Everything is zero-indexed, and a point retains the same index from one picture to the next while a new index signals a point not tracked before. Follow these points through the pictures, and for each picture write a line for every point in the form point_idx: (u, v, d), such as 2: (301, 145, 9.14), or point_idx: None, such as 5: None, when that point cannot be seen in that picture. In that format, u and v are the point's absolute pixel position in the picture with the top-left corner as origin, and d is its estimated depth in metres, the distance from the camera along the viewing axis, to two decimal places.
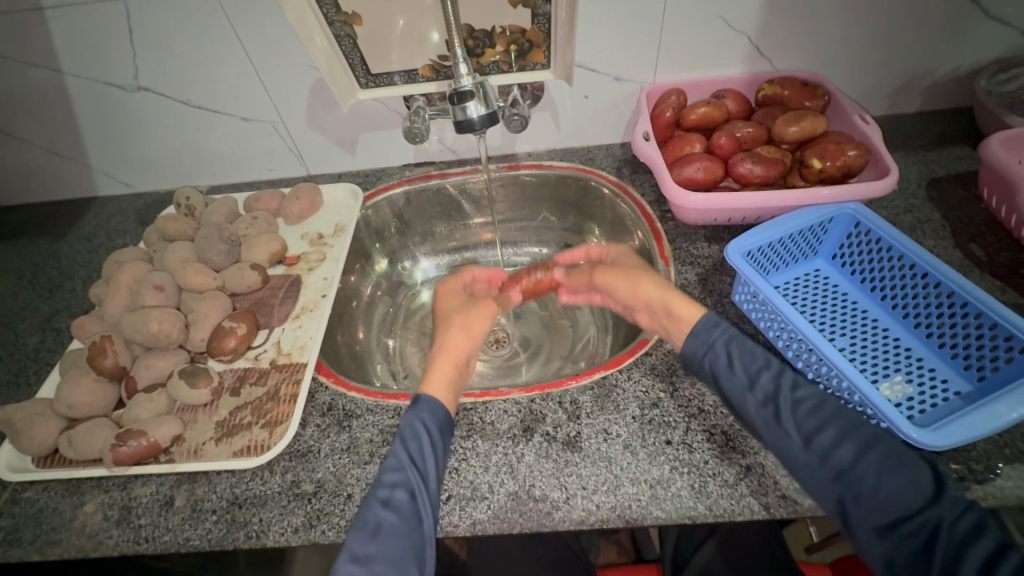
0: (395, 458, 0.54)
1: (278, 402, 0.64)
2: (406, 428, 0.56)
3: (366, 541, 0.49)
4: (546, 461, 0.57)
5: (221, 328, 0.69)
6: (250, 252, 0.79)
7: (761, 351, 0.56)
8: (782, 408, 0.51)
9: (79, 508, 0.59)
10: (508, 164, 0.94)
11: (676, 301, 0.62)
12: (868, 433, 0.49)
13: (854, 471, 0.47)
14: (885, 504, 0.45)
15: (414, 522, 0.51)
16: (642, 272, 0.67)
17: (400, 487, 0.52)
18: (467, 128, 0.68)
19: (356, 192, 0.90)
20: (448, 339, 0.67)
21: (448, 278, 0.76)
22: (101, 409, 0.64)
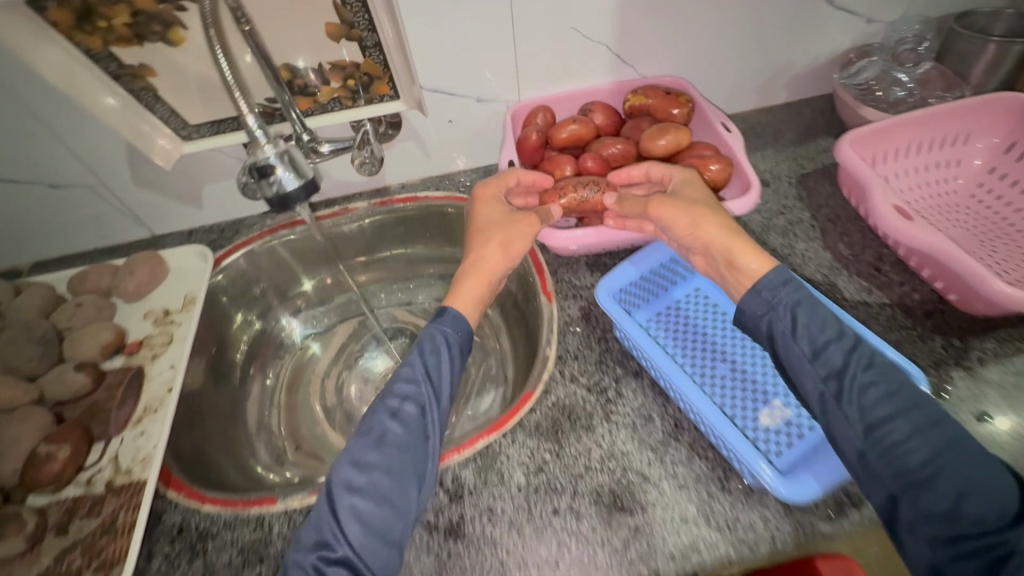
0: (412, 370, 0.57)
1: (113, 536, 0.55)
2: (427, 341, 0.59)
3: (371, 447, 0.52)
4: (427, 558, 0.52)
5: (36, 455, 0.58)
6: (76, 348, 0.68)
7: (834, 323, 0.52)
8: (844, 388, 0.48)
9: None
10: (380, 200, 0.86)
11: (740, 251, 0.56)
12: (948, 433, 0.45)
13: (923, 471, 0.44)
14: (955, 516, 0.42)
15: (416, 439, 0.54)
16: (706, 207, 0.59)
17: (410, 402, 0.55)
18: (286, 203, 0.56)
19: (205, 253, 0.79)
20: (486, 247, 0.65)
21: (487, 181, 0.69)
22: None
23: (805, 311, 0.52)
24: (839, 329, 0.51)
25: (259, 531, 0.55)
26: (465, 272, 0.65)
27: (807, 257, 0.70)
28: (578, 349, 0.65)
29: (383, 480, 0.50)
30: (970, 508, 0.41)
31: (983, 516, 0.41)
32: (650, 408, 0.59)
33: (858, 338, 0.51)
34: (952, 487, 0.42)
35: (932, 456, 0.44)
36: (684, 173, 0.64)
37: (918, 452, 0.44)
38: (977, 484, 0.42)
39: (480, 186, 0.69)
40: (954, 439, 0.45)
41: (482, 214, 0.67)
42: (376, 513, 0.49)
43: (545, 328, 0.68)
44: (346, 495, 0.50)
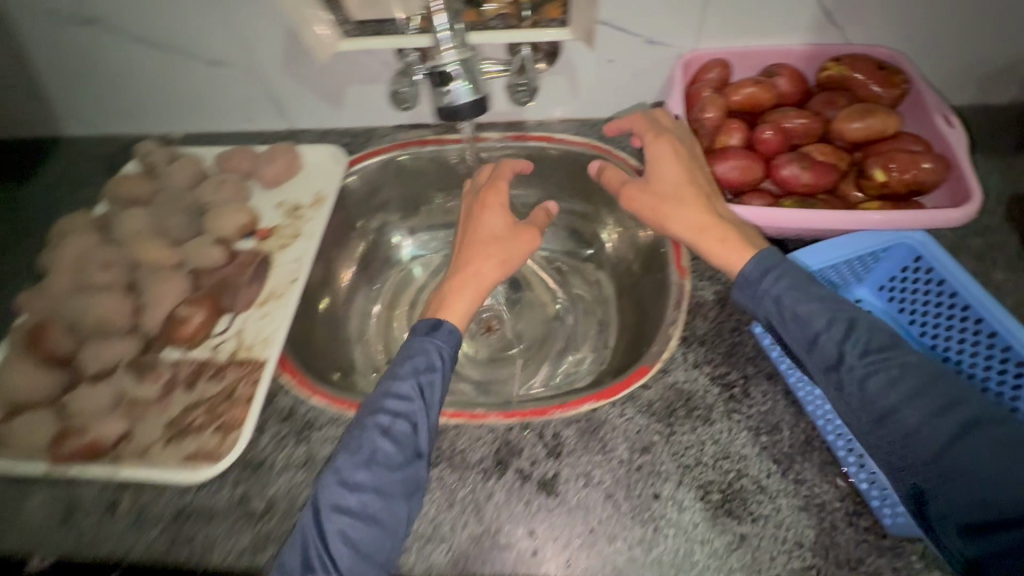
0: (404, 386, 0.52)
1: (233, 403, 0.59)
2: (419, 356, 0.55)
3: (358, 467, 0.48)
4: (516, 503, 0.51)
5: (175, 315, 0.62)
6: (215, 222, 0.70)
7: (823, 308, 0.49)
8: (845, 381, 0.47)
9: (22, 503, 0.55)
10: (515, 134, 0.82)
11: (709, 248, 0.56)
12: (965, 417, 0.43)
13: (942, 461, 0.43)
14: (985, 504, 0.40)
15: (410, 458, 0.50)
16: (673, 199, 0.58)
17: (401, 418, 0.51)
18: (452, 115, 0.60)
19: (338, 155, 0.80)
20: (483, 262, 0.61)
21: (495, 185, 0.66)
22: (45, 397, 0.58)
23: (792, 300, 0.50)
24: (830, 313, 0.49)
25: None
26: (456, 286, 0.60)
27: (1003, 292, 0.59)
28: (707, 335, 0.60)
29: (373, 503, 0.47)
30: (999, 497, 0.40)
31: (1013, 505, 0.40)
32: (779, 417, 0.54)
33: (855, 312, 0.49)
34: (976, 477, 0.41)
35: (949, 446, 0.43)
36: (656, 138, 0.60)
37: (935, 443, 0.43)
38: (1000, 474, 0.41)
39: (489, 189, 0.66)
40: (970, 423, 0.43)
41: (485, 223, 0.64)
42: (366, 539, 0.46)
43: (672, 304, 0.62)
44: (332, 519, 0.47)
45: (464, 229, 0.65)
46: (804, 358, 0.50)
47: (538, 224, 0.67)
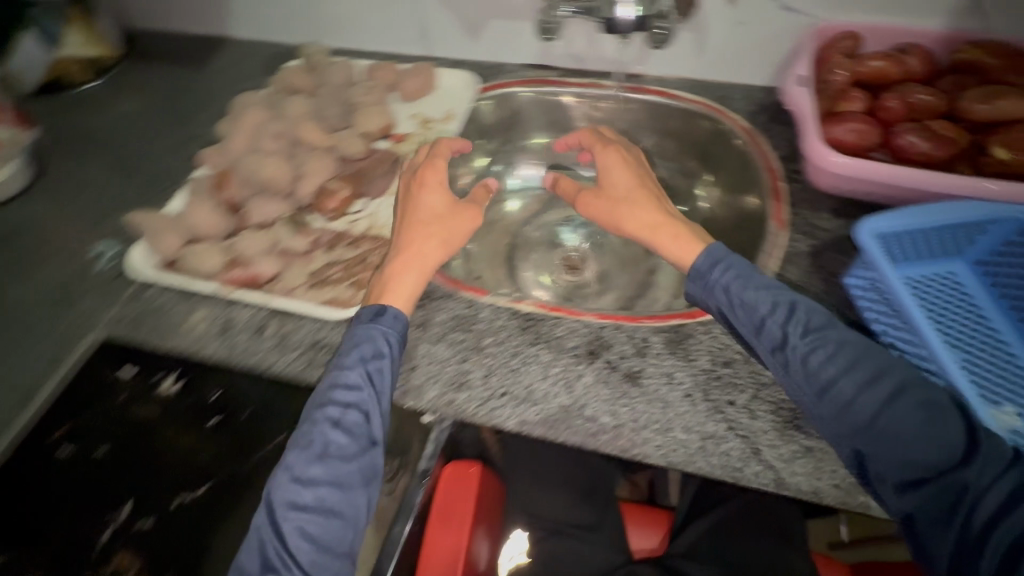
0: (351, 375, 0.55)
1: (367, 267, 0.68)
2: (366, 344, 0.56)
3: (312, 463, 0.52)
4: (603, 386, 0.58)
5: (326, 188, 0.73)
6: (361, 120, 0.80)
7: (765, 295, 0.55)
8: (789, 359, 0.52)
9: (188, 314, 0.67)
10: (633, 85, 0.87)
11: (665, 240, 0.62)
12: (892, 385, 0.50)
13: (874, 427, 0.49)
14: (915, 463, 0.47)
15: (364, 448, 0.53)
16: (624, 200, 0.65)
17: (352, 408, 0.54)
18: (614, 28, 0.69)
19: (472, 82, 0.88)
20: (427, 241, 0.63)
21: (433, 165, 0.67)
22: (216, 234, 0.69)
23: (739, 288, 0.56)
24: (773, 298, 0.55)
25: (470, 309, 0.65)
26: (397, 273, 0.61)
27: None
28: (796, 280, 0.64)
29: (329, 496, 0.51)
30: (925, 454, 0.47)
31: (937, 460, 0.47)
32: None
33: (793, 296, 0.55)
34: (903, 439, 0.48)
35: (882, 412, 0.49)
36: (605, 152, 0.70)
37: (867, 410, 0.49)
38: (925, 433, 0.47)
39: (427, 170, 0.67)
40: (896, 390, 0.49)
41: (424, 204, 0.65)
42: (326, 532, 0.51)
43: (766, 251, 0.67)
44: (290, 516, 0.50)
45: (404, 212, 0.66)
46: (755, 341, 0.55)
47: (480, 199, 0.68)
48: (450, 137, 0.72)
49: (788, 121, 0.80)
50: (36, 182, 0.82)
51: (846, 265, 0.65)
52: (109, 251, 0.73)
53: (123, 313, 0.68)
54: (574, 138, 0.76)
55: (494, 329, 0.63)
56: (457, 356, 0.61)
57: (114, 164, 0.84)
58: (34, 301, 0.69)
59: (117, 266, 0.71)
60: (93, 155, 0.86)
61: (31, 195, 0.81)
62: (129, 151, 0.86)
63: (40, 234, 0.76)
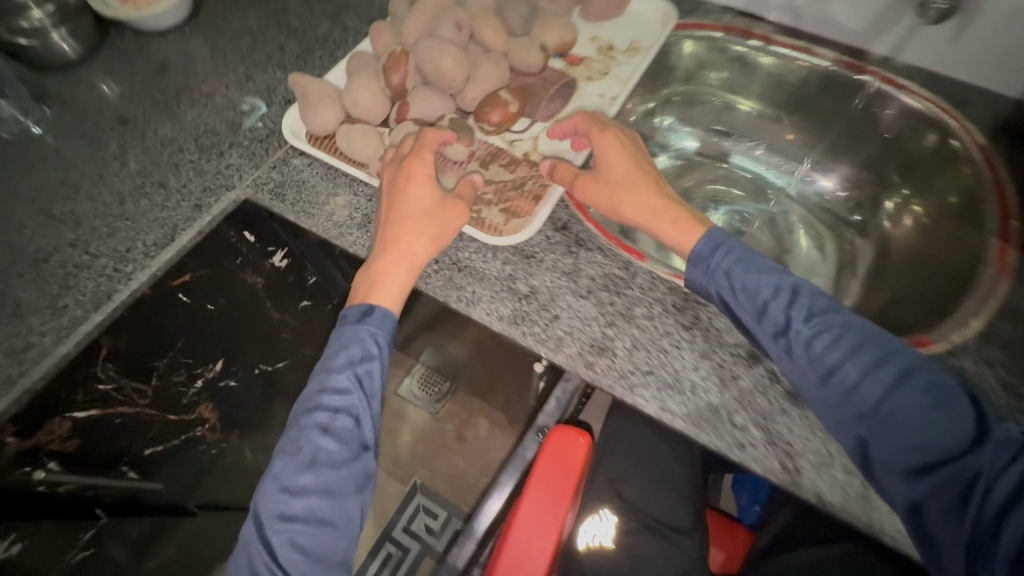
0: (341, 379, 0.53)
1: (521, 195, 0.62)
2: (354, 346, 0.54)
3: (300, 473, 0.50)
4: (760, 396, 0.52)
5: (497, 96, 0.66)
6: (543, 30, 0.71)
7: (767, 278, 0.51)
8: (794, 344, 0.49)
9: (331, 196, 0.63)
10: (851, 62, 0.73)
11: (669, 227, 0.55)
12: (897, 366, 0.47)
13: (879, 413, 0.46)
14: (922, 447, 0.45)
15: (355, 453, 0.52)
16: (623, 184, 0.56)
17: (342, 412, 0.52)
18: None
19: (670, 15, 0.76)
20: (415, 237, 0.55)
21: (419, 156, 0.57)
22: (374, 119, 0.64)
23: (740, 272, 0.51)
24: (776, 282, 0.51)
25: (625, 272, 0.58)
26: (382, 274, 0.55)
27: None
28: (1010, 339, 0.55)
29: (320, 505, 0.50)
30: (930, 439, 0.45)
31: (947, 445, 0.45)
32: None
33: (796, 279, 0.51)
34: (908, 425, 0.46)
35: (889, 395, 0.46)
36: (601, 134, 0.59)
37: (873, 395, 0.46)
38: (933, 418, 0.45)
39: (411, 161, 0.56)
40: (902, 372, 0.46)
41: (410, 198, 0.56)
42: (318, 541, 0.50)
43: (977, 296, 0.58)
44: (279, 527, 0.49)
45: (389, 204, 0.57)
46: (756, 327, 0.51)
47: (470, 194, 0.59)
48: (432, 129, 0.59)
49: None
50: (194, 19, 0.78)
51: None
52: (259, 110, 0.70)
53: (267, 178, 0.65)
54: (580, 125, 0.62)
55: (648, 300, 0.57)
56: (602, 318, 0.56)
57: (270, 15, 0.79)
58: (184, 143, 0.67)
59: (265, 128, 0.68)
60: (250, 1, 0.80)
61: (188, 31, 0.77)
62: (286, 6, 0.80)
63: (193, 75, 0.73)
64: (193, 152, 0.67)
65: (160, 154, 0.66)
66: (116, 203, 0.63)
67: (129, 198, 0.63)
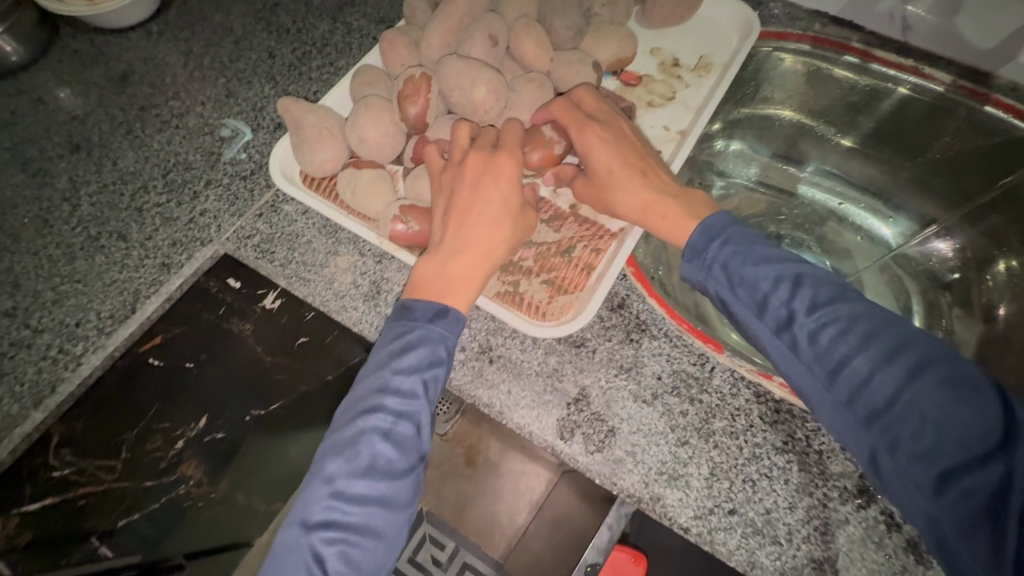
0: (407, 380, 0.41)
1: (569, 263, 0.49)
2: (423, 343, 0.42)
3: (351, 480, 0.39)
4: (876, 551, 0.41)
5: (538, 131, 0.49)
6: (598, 43, 0.57)
7: (765, 265, 0.40)
8: (797, 341, 0.38)
9: (331, 256, 0.51)
10: (975, 88, 0.58)
11: (661, 230, 0.45)
12: (914, 356, 0.35)
13: (890, 413, 0.35)
14: (940, 450, 0.33)
15: (414, 464, 0.41)
16: (608, 182, 0.47)
17: (404, 418, 0.41)
18: None
19: (751, 25, 0.61)
20: (496, 235, 0.44)
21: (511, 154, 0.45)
22: (385, 158, 0.51)
23: (738, 263, 0.41)
24: (776, 269, 0.40)
25: (699, 371, 0.46)
26: (458, 276, 0.44)
27: None
28: None
29: (372, 525, 0.39)
30: (952, 442, 0.32)
31: (968, 446, 0.32)
32: None
33: (801, 266, 0.40)
34: (925, 424, 0.33)
35: (903, 390, 0.34)
36: (582, 133, 0.47)
37: (883, 393, 0.35)
38: (959, 414, 0.33)
39: (505, 156, 0.45)
40: (920, 363, 0.34)
41: (489, 195, 0.44)
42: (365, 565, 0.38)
43: None
44: (320, 544, 0.38)
45: (465, 185, 0.44)
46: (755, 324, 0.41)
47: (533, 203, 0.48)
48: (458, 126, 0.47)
49: None
50: (166, 13, 0.64)
51: None
52: (243, 137, 0.56)
53: (251, 229, 0.52)
54: (563, 115, 0.48)
55: (729, 410, 0.45)
56: (672, 432, 0.44)
57: (259, 11, 0.65)
58: (150, 179, 0.54)
59: (250, 161, 0.55)
60: None
61: (157, 29, 0.63)
62: None
63: (162, 88, 0.59)
64: (161, 192, 0.54)
65: (120, 193, 0.54)
66: (65, 258, 0.51)
67: (81, 252, 0.51)
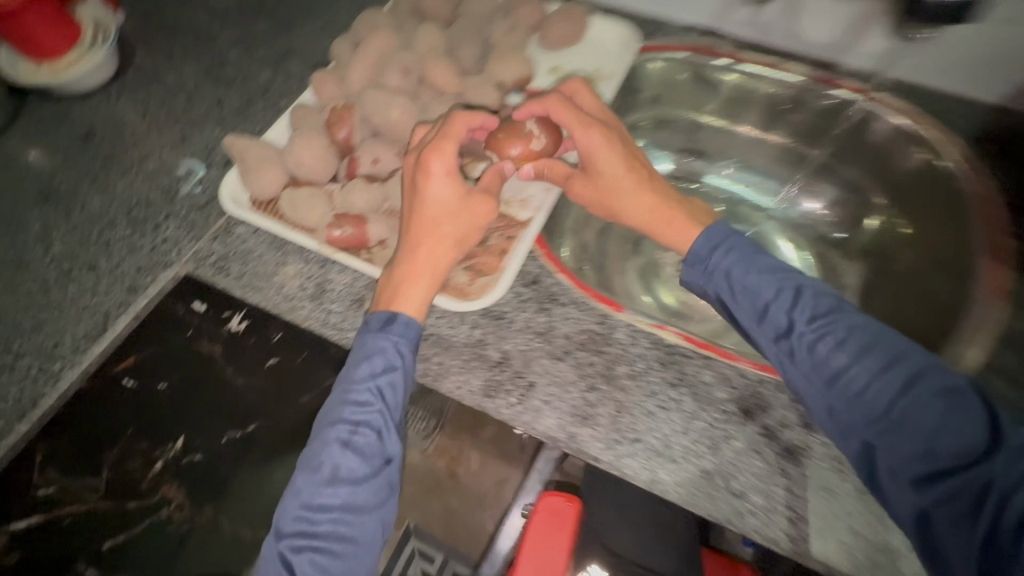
0: (362, 392, 0.48)
1: (485, 250, 0.57)
2: (376, 356, 0.49)
3: (319, 489, 0.45)
4: (757, 458, 0.48)
5: (521, 125, 0.56)
6: (499, 65, 0.66)
7: (769, 278, 0.49)
8: (796, 347, 0.46)
9: (280, 266, 0.59)
10: (824, 76, 0.69)
11: (663, 232, 0.54)
12: (911, 370, 0.43)
13: (889, 418, 0.43)
14: (931, 454, 0.41)
15: (377, 466, 0.47)
16: (614, 189, 0.53)
17: (363, 426, 0.47)
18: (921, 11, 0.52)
19: (631, 39, 0.72)
20: (438, 241, 0.51)
21: (438, 148, 0.49)
22: (321, 178, 0.59)
23: (740, 272, 0.50)
24: (777, 281, 0.49)
25: (602, 328, 0.54)
26: (408, 274, 0.51)
27: None
28: (1012, 370, 0.52)
29: (342, 524, 0.45)
30: (943, 445, 0.41)
31: (956, 451, 0.40)
32: None
33: (801, 279, 0.49)
34: (920, 431, 0.42)
35: (899, 397, 0.43)
36: (585, 130, 0.52)
37: (882, 399, 0.43)
38: (949, 422, 0.41)
39: (429, 153, 0.49)
40: (914, 376, 0.43)
41: (430, 197, 0.50)
42: (339, 562, 0.45)
43: (975, 325, 0.54)
44: (298, 549, 0.44)
45: (410, 197, 0.52)
46: (756, 329, 0.49)
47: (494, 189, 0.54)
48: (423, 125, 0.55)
49: (1020, 159, 0.63)
50: (123, 76, 0.73)
51: None
52: (196, 174, 0.64)
53: (208, 250, 0.60)
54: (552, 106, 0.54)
55: (629, 357, 0.53)
56: (581, 382, 0.51)
57: (207, 68, 0.74)
58: (115, 217, 0.62)
59: (205, 193, 0.63)
60: (184, 54, 0.75)
61: (116, 91, 0.72)
62: (224, 56, 0.75)
63: (123, 140, 0.67)
64: (125, 227, 0.61)
65: (88, 231, 0.61)
66: (41, 290, 0.58)
67: (56, 284, 0.58)
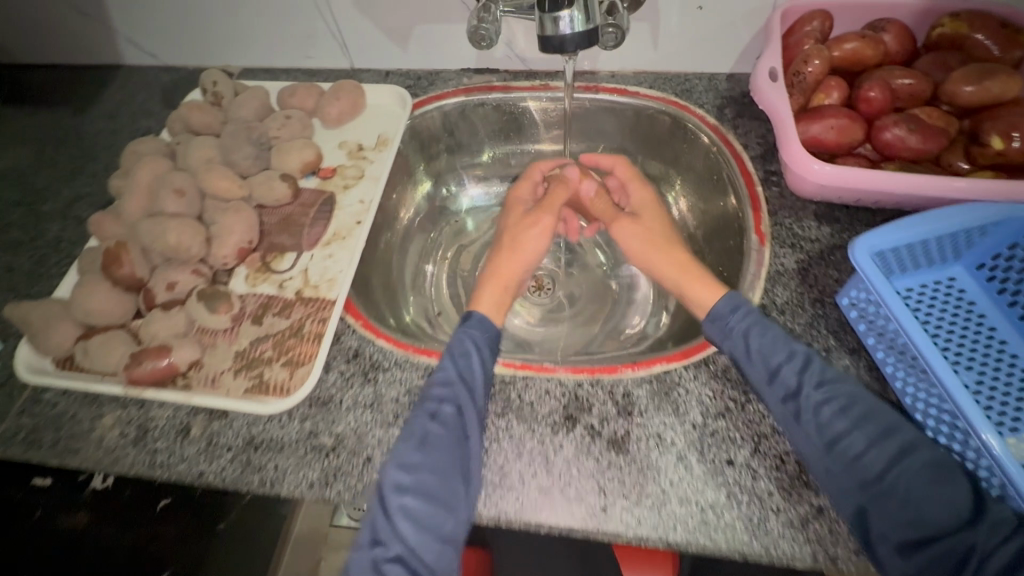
0: (445, 372, 0.52)
1: (301, 339, 0.59)
2: (457, 341, 0.54)
3: (412, 449, 0.48)
4: (586, 458, 0.51)
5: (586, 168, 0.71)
6: (282, 159, 0.69)
7: (781, 342, 0.50)
8: (802, 409, 0.47)
9: (97, 420, 0.57)
10: (585, 84, 0.76)
11: (692, 290, 0.57)
12: (903, 440, 0.45)
13: (882, 483, 0.44)
14: (919, 521, 0.42)
15: (460, 438, 0.49)
16: (653, 243, 0.61)
17: (447, 402, 0.50)
18: (555, 47, 0.57)
19: (405, 98, 0.77)
20: (503, 252, 0.63)
21: (518, 185, 0.71)
22: (118, 319, 0.59)
23: (758, 331, 0.51)
24: (789, 346, 0.50)
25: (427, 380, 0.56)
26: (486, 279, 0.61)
27: None
28: (786, 304, 0.57)
29: (429, 481, 0.47)
30: (930, 509, 0.42)
31: (941, 519, 0.42)
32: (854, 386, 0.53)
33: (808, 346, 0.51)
34: (906, 495, 0.43)
35: (892, 466, 0.44)
36: (637, 185, 0.67)
37: (879, 462, 0.44)
38: (933, 492, 0.42)
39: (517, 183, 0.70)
40: (907, 446, 0.45)
41: (510, 217, 0.67)
42: (427, 512, 0.46)
43: (751, 272, 0.60)
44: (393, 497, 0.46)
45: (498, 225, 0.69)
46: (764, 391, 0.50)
47: (555, 202, 0.66)
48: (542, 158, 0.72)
49: (759, 113, 0.71)
50: None
51: (838, 280, 0.59)
52: None
53: (14, 427, 0.57)
54: (603, 158, 0.70)
55: None
56: None
57: None
58: None
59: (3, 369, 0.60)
60: None
61: None
62: (9, 218, 0.73)
63: None
64: None
65: None
66: None
67: None
